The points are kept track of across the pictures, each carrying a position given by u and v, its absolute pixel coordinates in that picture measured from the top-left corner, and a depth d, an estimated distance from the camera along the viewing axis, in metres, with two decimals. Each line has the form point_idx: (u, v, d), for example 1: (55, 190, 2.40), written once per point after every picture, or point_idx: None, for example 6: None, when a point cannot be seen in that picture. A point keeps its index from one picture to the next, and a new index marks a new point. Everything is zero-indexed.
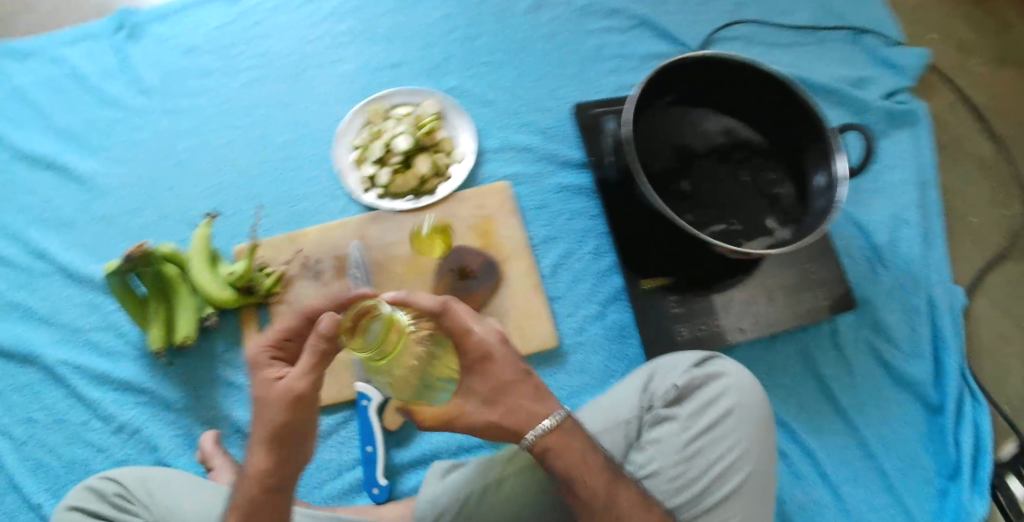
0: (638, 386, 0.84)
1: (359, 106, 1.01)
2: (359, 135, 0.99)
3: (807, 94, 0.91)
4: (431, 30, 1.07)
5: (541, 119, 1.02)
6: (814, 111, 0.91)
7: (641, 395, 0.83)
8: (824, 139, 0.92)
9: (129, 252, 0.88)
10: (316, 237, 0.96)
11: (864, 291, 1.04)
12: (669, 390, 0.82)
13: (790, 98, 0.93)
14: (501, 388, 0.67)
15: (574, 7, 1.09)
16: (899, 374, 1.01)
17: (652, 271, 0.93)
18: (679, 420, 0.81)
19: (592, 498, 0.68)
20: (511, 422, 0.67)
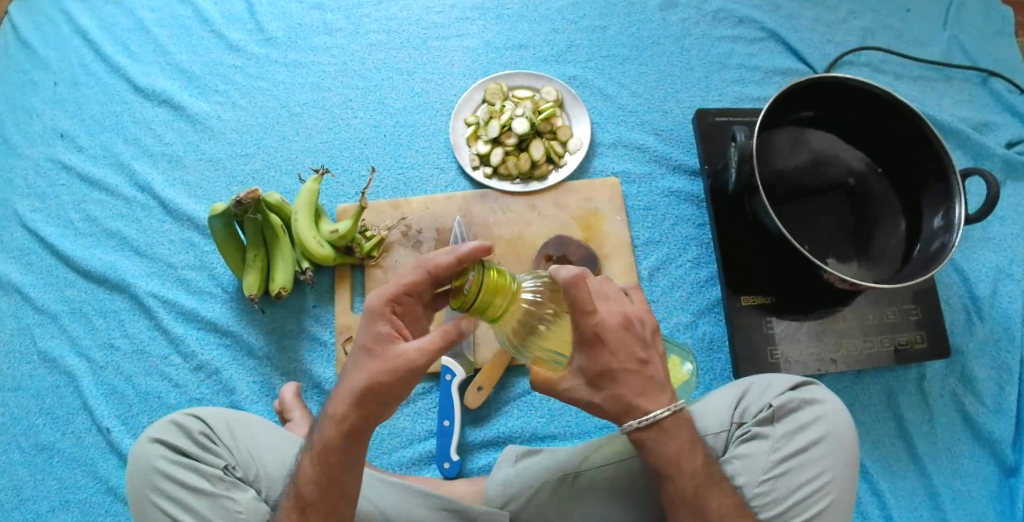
0: (730, 401, 0.82)
1: (478, 83, 1.01)
2: (475, 112, 1.00)
3: (937, 131, 0.89)
4: (557, 16, 1.06)
5: (657, 121, 1.01)
6: (942, 150, 0.89)
7: (733, 410, 0.81)
8: (949, 181, 0.89)
9: (239, 196, 0.85)
10: (420, 208, 0.96)
11: (958, 340, 1.01)
12: (763, 408, 0.80)
13: (918, 133, 0.91)
14: (610, 374, 0.65)
15: (704, 12, 1.08)
16: (981, 429, 0.98)
17: (753, 288, 0.91)
18: (770, 440, 0.78)
19: (679, 494, 0.69)
20: (608, 407, 0.67)
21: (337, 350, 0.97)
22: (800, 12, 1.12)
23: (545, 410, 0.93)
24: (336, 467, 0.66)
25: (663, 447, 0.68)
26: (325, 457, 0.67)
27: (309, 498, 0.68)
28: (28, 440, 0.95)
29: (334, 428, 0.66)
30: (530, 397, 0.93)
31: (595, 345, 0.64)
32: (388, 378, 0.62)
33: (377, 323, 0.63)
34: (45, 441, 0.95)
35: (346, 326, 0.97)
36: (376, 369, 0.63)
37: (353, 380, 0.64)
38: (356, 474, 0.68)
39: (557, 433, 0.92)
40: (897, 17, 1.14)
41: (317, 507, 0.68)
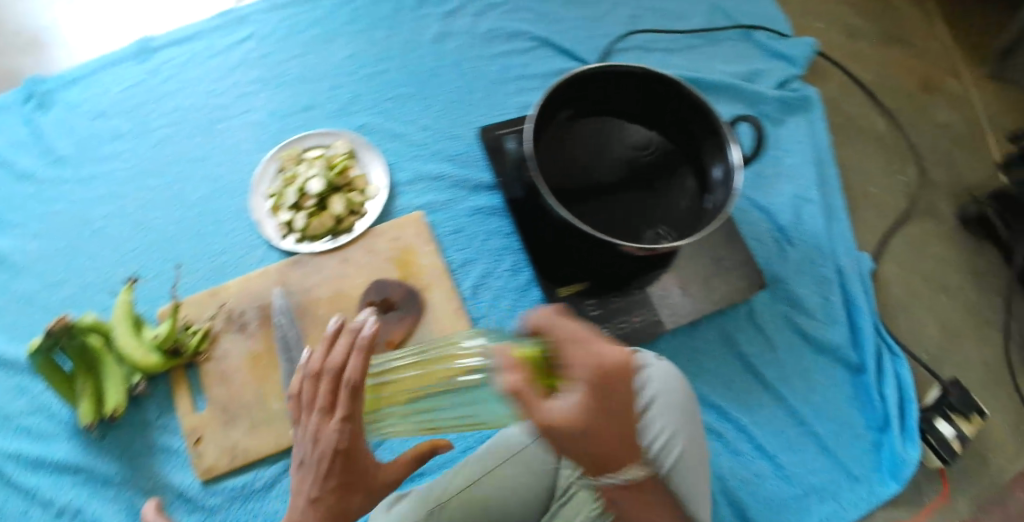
0: None
1: (271, 154, 1.03)
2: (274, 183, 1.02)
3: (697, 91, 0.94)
4: (337, 71, 1.09)
5: (449, 146, 1.05)
6: (705, 107, 0.94)
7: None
8: (718, 134, 0.95)
9: (50, 327, 0.89)
10: (236, 289, 0.97)
11: (776, 270, 1.07)
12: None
13: (682, 97, 0.96)
14: (613, 412, 0.72)
15: (476, 34, 1.13)
16: (820, 345, 1.05)
17: (568, 278, 0.94)
18: None
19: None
20: (609, 456, 0.71)
21: (190, 454, 0.95)
22: (567, 14, 1.18)
23: (404, 453, 0.94)
24: None
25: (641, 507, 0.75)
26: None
27: None
28: None
29: None
30: (387, 445, 0.94)
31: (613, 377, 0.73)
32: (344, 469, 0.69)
33: (339, 456, 0.68)
34: None
35: (193, 427, 0.95)
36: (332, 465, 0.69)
37: (326, 509, 0.69)
38: None
39: (424, 469, 0.92)
40: None
41: None
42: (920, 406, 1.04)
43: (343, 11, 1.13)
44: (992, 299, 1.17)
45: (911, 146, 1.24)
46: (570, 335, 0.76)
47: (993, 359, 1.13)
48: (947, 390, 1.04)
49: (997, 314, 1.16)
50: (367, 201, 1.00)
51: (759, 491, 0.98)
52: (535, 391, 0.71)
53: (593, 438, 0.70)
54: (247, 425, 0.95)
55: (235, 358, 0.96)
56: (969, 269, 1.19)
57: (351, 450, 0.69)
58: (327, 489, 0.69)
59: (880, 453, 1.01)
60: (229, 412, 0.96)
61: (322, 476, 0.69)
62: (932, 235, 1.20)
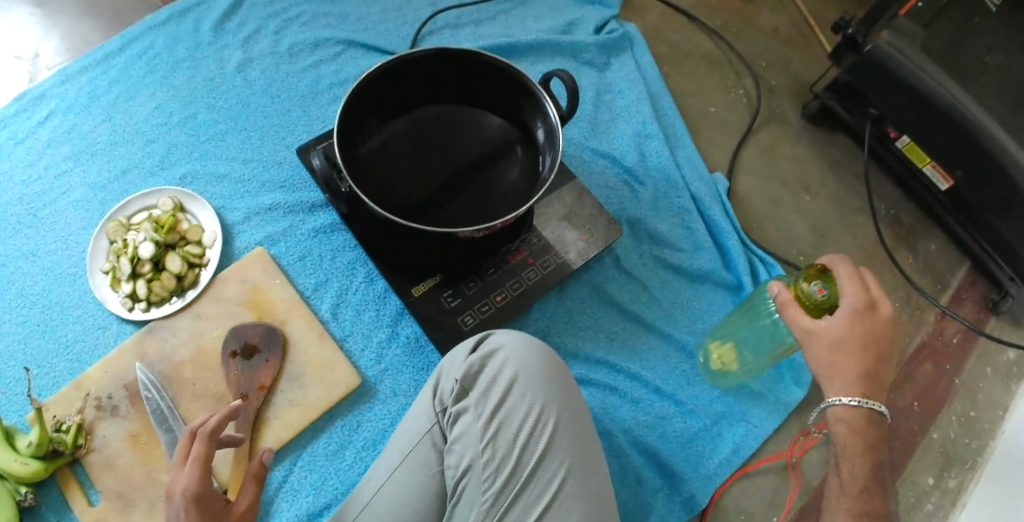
0: (429, 393, 0.84)
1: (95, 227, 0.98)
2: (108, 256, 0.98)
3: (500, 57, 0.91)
4: (146, 126, 1.06)
5: (277, 174, 1.02)
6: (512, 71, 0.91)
7: (432, 402, 0.83)
8: (534, 95, 0.93)
9: None
10: (98, 374, 0.94)
11: (634, 212, 1.07)
12: (453, 386, 0.82)
13: (489, 67, 0.93)
14: (846, 349, 0.78)
15: (281, 53, 1.10)
16: (692, 273, 1.06)
17: (419, 277, 0.93)
18: (471, 410, 0.81)
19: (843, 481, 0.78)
20: (843, 376, 0.78)
21: None
22: (369, 10, 1.15)
23: (308, 487, 0.91)
24: None
25: (864, 434, 0.78)
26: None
27: None
28: None
29: None
30: (289, 484, 0.91)
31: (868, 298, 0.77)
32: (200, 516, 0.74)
33: (192, 501, 0.74)
34: None
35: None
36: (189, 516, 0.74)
37: None
38: None
39: (328, 501, 0.91)
40: None
41: None
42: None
43: (138, 64, 1.09)
44: (852, 184, 1.20)
45: (741, 56, 1.25)
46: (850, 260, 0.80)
47: (864, 241, 1.17)
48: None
49: (859, 198, 1.19)
50: (207, 250, 0.97)
51: (666, 432, 0.99)
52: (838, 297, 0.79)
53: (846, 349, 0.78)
54: (145, 508, 0.93)
55: (115, 443, 0.94)
56: (824, 162, 1.21)
57: (204, 494, 0.75)
58: None
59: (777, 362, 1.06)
60: (122, 497, 0.93)
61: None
62: (782, 138, 1.21)
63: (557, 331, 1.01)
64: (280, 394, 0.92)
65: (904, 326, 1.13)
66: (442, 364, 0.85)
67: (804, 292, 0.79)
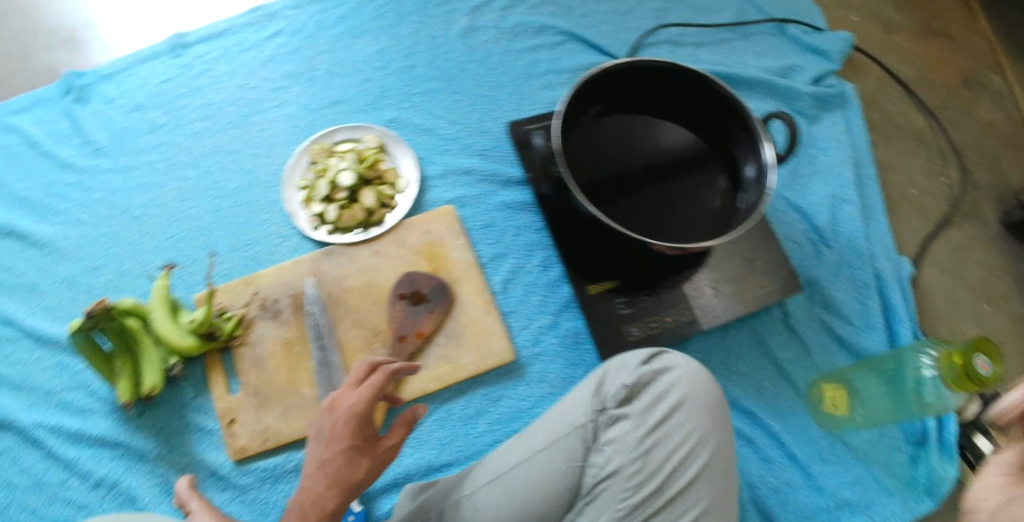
0: (591, 389, 0.84)
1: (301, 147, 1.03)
2: (306, 175, 1.02)
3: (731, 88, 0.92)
4: (366, 65, 1.10)
5: (479, 141, 1.05)
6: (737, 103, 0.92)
7: (593, 398, 0.83)
8: (752, 130, 0.93)
9: (90, 309, 0.90)
10: (271, 278, 0.98)
11: (812, 271, 1.06)
12: (620, 390, 0.83)
13: (716, 94, 0.94)
14: None
15: (504, 28, 1.12)
16: (851, 348, 1.04)
17: (599, 275, 0.95)
18: (631, 418, 0.81)
19: None
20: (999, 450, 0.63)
21: (223, 434, 0.96)
22: (597, 7, 1.16)
23: (435, 441, 0.94)
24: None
25: None
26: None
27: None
28: None
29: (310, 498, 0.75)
30: (418, 433, 0.94)
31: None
32: (351, 439, 0.77)
33: (351, 422, 0.77)
34: None
35: (226, 409, 0.96)
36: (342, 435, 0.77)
37: (336, 471, 0.76)
38: None
39: (451, 460, 0.93)
40: None
41: None
42: (958, 421, 1.00)
43: (369, 7, 1.14)
44: None
45: (952, 145, 1.22)
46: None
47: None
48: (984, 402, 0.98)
49: None
50: (399, 194, 1.01)
51: (789, 499, 0.97)
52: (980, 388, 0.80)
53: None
54: (280, 410, 0.96)
55: (268, 346, 0.97)
56: (1011, 276, 1.15)
57: (364, 419, 0.78)
58: (338, 450, 0.77)
59: (918, 468, 0.99)
60: (262, 396, 0.96)
61: (334, 439, 0.77)
62: (974, 239, 1.16)
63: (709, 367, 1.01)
64: (436, 346, 0.95)
65: None
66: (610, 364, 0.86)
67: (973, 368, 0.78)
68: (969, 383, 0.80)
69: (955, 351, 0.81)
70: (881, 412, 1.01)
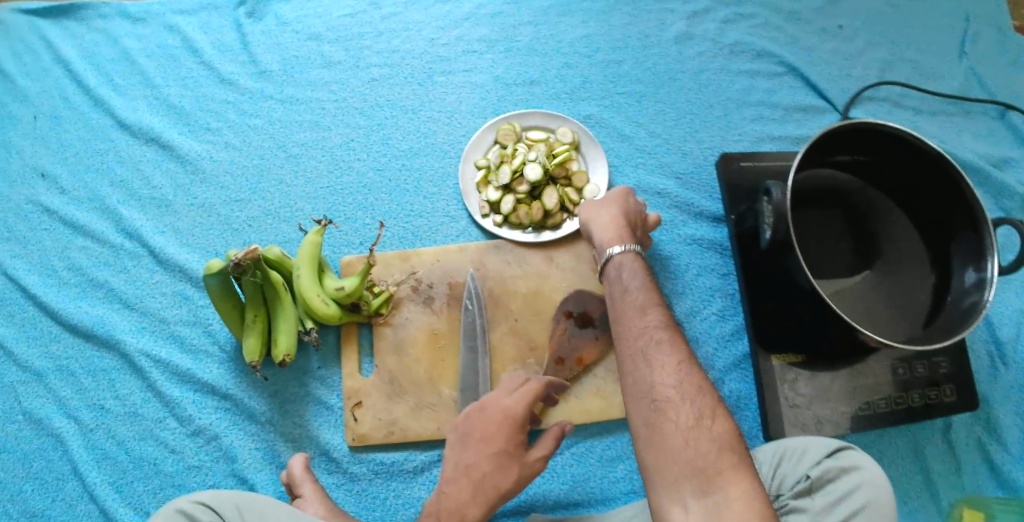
0: (765, 470, 0.79)
1: (489, 123, 0.95)
2: (486, 154, 0.94)
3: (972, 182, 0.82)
4: (569, 49, 1.01)
5: (677, 163, 0.96)
6: (974, 200, 0.83)
7: (767, 482, 0.78)
8: (980, 232, 0.83)
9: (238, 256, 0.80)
10: (430, 261, 0.91)
11: (985, 389, 0.98)
12: (800, 480, 0.76)
13: (951, 182, 0.84)
14: None
15: (721, 45, 1.04)
16: (1006, 481, 0.95)
17: (784, 346, 0.86)
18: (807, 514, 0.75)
19: None
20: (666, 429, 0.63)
21: (345, 415, 0.89)
22: (820, 43, 1.08)
23: (567, 476, 0.86)
24: None
25: None
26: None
27: None
28: (18, 509, 0.87)
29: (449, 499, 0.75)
30: (551, 463, 0.87)
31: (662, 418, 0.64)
32: (500, 444, 0.76)
33: (499, 423, 0.77)
34: (36, 508, 0.87)
35: (353, 389, 0.89)
36: (490, 442, 0.77)
37: (481, 476, 0.76)
38: None
39: (580, 500, 0.86)
40: (910, 42, 1.11)
41: None
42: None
43: None
44: None
45: None
46: None
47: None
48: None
49: None
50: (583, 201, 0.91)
51: None
52: None
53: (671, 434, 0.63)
54: (412, 404, 0.88)
55: (412, 332, 0.89)
56: None
57: (517, 424, 0.77)
58: (485, 453, 0.76)
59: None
60: (394, 384, 0.89)
61: (483, 438, 0.77)
62: None
63: None
64: (592, 376, 0.88)
65: None
66: (791, 447, 0.79)
67: None
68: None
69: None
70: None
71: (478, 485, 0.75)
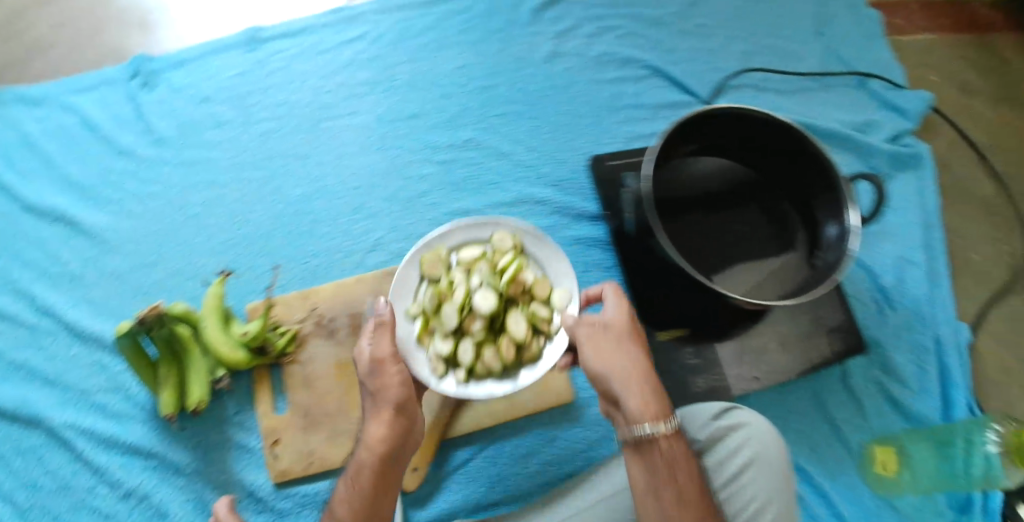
0: None
1: (409, 258, 0.87)
2: (417, 296, 0.86)
3: (819, 144, 0.88)
4: (445, 80, 1.06)
5: (555, 172, 1.02)
6: (825, 160, 0.89)
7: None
8: (836, 189, 0.90)
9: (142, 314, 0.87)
10: (330, 295, 0.95)
11: (873, 333, 1.06)
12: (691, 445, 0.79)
13: (802, 147, 0.91)
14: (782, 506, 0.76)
15: (589, 57, 1.10)
16: (908, 411, 1.03)
17: (668, 322, 0.91)
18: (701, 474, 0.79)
19: None
20: None
21: (266, 454, 0.92)
22: (681, 42, 1.14)
23: (483, 479, 0.90)
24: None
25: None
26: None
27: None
28: None
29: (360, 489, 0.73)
30: (468, 468, 0.91)
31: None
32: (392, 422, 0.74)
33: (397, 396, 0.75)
34: None
35: (271, 428, 0.93)
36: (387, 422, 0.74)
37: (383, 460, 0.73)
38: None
39: (499, 499, 0.90)
40: (770, 28, 1.19)
41: None
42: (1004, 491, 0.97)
43: (453, 21, 1.10)
44: None
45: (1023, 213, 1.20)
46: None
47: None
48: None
49: None
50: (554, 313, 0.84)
51: None
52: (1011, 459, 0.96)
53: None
54: (327, 434, 0.92)
55: (320, 365, 0.94)
56: None
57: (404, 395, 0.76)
58: (388, 435, 0.74)
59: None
60: (309, 417, 0.93)
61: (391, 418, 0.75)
62: None
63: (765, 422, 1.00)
64: None
65: None
66: (683, 417, 0.82)
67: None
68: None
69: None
70: (925, 477, 1.00)
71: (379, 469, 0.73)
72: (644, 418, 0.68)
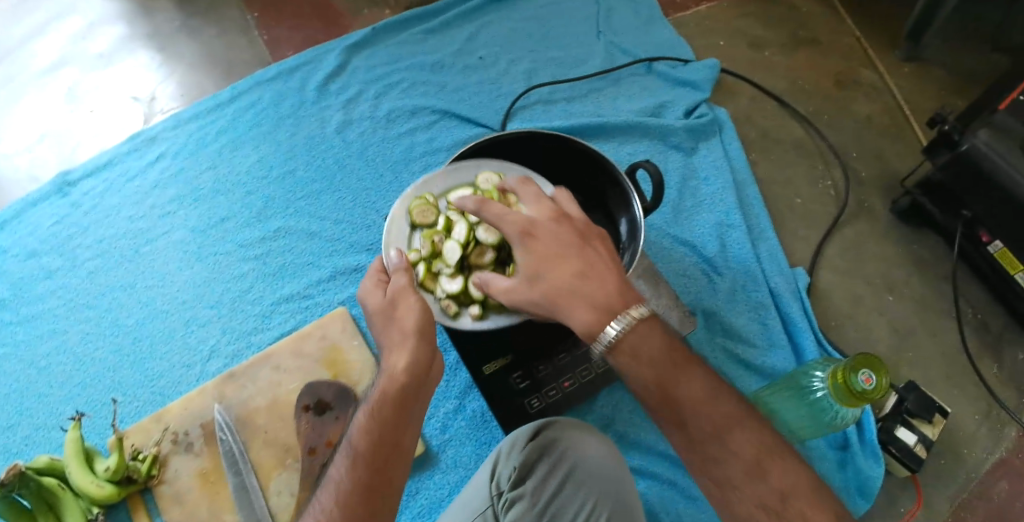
0: (486, 474, 0.84)
1: (401, 206, 0.91)
2: (414, 243, 0.90)
3: (590, 145, 0.95)
4: (246, 176, 1.15)
5: (366, 237, 1.11)
6: (602, 158, 0.94)
7: (489, 485, 0.83)
8: (618, 183, 0.94)
9: (3, 477, 0.88)
10: (179, 410, 1.00)
11: (709, 302, 1.06)
12: (511, 472, 0.81)
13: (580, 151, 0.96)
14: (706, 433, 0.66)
15: (378, 118, 1.19)
16: (763, 370, 1.01)
17: (490, 354, 0.95)
18: (524, 498, 0.80)
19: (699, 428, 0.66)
20: (681, 417, 0.67)
21: None
22: (466, 80, 1.23)
23: None
24: (376, 461, 0.67)
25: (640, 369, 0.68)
26: (360, 484, 0.66)
27: (362, 453, 0.67)
28: None
29: (377, 414, 0.69)
30: None
31: (666, 393, 0.67)
32: (417, 343, 0.72)
33: (419, 308, 0.74)
34: None
35: None
36: (400, 349, 0.71)
37: (400, 383, 0.69)
38: (382, 482, 0.67)
39: None
40: (546, 44, 1.28)
41: (370, 493, 0.66)
42: (876, 417, 0.97)
43: (245, 116, 1.19)
44: (941, 288, 1.10)
45: (831, 145, 1.22)
46: (866, 363, 0.77)
47: (946, 346, 1.06)
48: (902, 395, 0.97)
49: (946, 301, 1.09)
50: None
51: None
52: (846, 400, 0.78)
53: (673, 397, 0.67)
54: None
55: (186, 480, 0.97)
56: (911, 262, 1.13)
57: (426, 320, 0.74)
58: (410, 345, 0.72)
59: (846, 471, 0.96)
60: None
61: (403, 329, 0.73)
62: (868, 235, 1.15)
63: (622, 419, 0.99)
64: None
65: (977, 441, 1.00)
66: (502, 446, 0.85)
67: (852, 381, 0.76)
68: (854, 399, 0.77)
69: (838, 368, 0.79)
70: (794, 427, 0.91)
71: (395, 395, 0.69)
72: (555, 259, 0.72)
